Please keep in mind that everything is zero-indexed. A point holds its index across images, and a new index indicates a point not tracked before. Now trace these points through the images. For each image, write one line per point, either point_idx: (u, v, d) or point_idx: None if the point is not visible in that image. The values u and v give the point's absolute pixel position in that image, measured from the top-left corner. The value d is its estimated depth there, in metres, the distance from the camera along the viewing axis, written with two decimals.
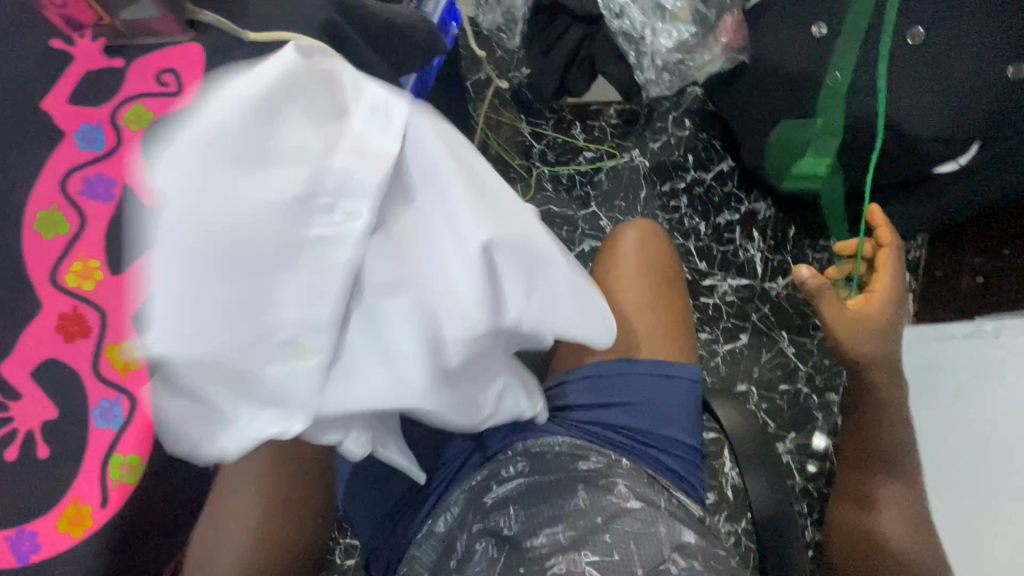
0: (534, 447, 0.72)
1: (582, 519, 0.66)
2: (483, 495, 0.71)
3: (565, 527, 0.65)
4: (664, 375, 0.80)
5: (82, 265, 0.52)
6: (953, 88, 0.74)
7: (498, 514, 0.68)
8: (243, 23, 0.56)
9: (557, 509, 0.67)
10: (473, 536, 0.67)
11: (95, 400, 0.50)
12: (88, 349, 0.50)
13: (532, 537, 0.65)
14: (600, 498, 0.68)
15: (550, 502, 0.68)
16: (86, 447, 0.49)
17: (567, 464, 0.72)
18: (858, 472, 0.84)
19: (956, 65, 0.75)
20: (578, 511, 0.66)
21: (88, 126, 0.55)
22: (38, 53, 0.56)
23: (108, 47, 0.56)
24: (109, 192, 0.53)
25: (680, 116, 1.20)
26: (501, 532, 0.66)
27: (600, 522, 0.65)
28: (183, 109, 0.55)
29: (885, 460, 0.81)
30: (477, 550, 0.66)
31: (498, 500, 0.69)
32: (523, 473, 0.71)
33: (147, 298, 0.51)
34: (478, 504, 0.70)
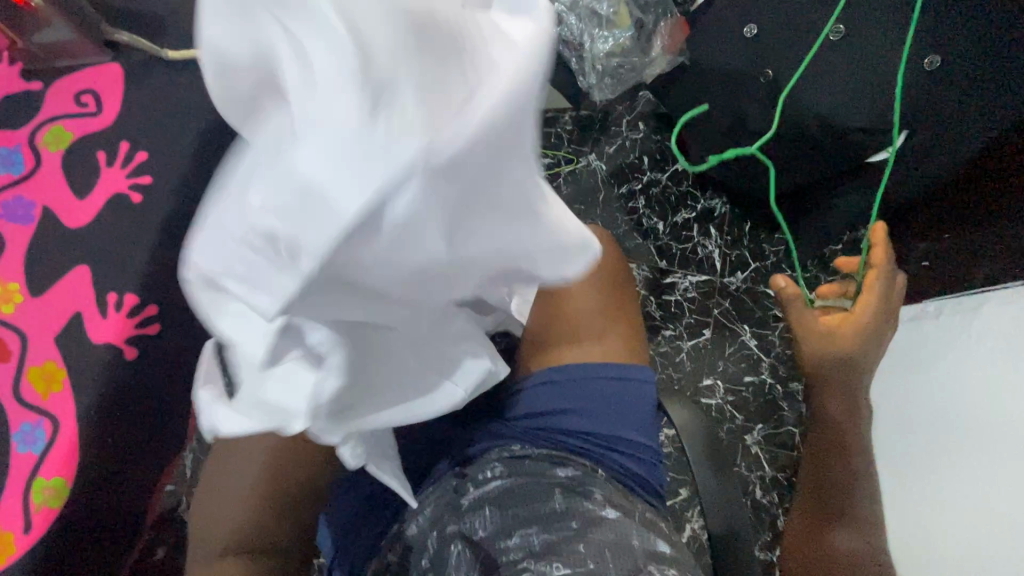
0: (510, 451, 0.69)
1: (556, 523, 0.60)
2: (459, 497, 0.65)
3: (539, 529, 0.60)
4: (632, 379, 0.74)
5: (1, 288, 0.51)
6: (878, 82, 0.72)
7: (474, 516, 0.62)
8: (163, 42, 0.57)
9: (533, 511, 0.62)
10: (447, 538, 0.61)
11: (16, 424, 0.49)
12: (7, 374, 0.49)
13: (507, 539, 0.60)
14: (578, 502, 0.62)
15: (525, 503, 0.63)
16: (8, 472, 0.48)
17: (542, 469, 0.67)
18: (817, 471, 0.73)
19: (883, 55, 0.71)
20: (557, 513, 0.61)
21: (5, 149, 0.54)
22: None
23: (26, 70, 0.56)
24: (28, 214, 0.53)
25: (633, 118, 1.22)
26: (475, 535, 0.61)
27: (575, 529, 0.59)
28: (103, 128, 0.55)
29: (839, 454, 0.71)
30: (456, 552, 0.60)
31: (475, 502, 0.63)
32: (501, 475, 0.66)
33: (69, 318, 0.51)
34: (453, 507, 0.64)
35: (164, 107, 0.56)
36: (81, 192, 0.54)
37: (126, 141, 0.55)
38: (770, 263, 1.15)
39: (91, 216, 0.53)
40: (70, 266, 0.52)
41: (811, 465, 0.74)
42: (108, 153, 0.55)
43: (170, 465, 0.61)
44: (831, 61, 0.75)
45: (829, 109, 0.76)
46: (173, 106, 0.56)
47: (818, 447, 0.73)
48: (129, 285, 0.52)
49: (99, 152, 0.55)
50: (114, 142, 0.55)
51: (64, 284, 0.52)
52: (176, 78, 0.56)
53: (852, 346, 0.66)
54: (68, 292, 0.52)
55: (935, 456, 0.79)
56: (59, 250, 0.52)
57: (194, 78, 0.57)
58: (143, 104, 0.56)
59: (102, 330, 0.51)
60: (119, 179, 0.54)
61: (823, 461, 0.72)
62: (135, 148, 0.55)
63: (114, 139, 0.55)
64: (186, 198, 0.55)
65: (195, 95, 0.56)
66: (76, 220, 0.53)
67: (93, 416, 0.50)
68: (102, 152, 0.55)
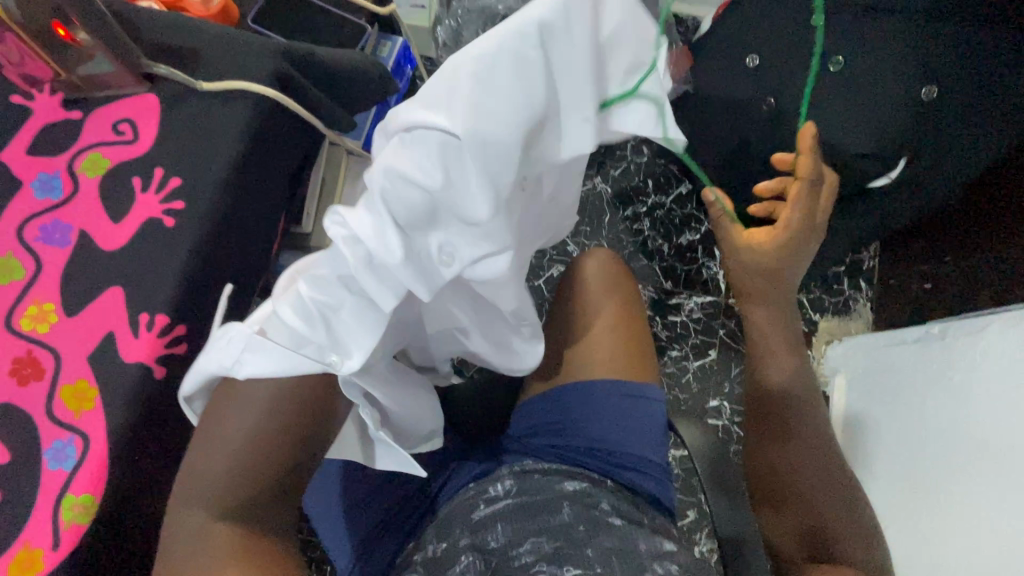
0: (517, 468, 0.71)
1: (564, 533, 0.60)
2: (471, 512, 0.66)
3: (549, 537, 0.60)
4: (636, 390, 0.75)
5: (37, 308, 0.53)
6: (876, 114, 0.75)
7: (484, 527, 0.63)
8: (197, 74, 0.60)
9: (542, 523, 0.62)
10: (458, 549, 0.61)
11: (48, 441, 0.50)
12: (42, 391, 0.51)
13: (517, 547, 0.60)
14: (589, 512, 0.63)
15: (535, 516, 0.63)
16: (38, 489, 0.49)
17: (552, 484, 0.68)
18: (760, 445, 0.72)
19: (882, 87, 0.74)
20: (566, 524, 0.61)
21: (45, 175, 0.57)
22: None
23: (67, 100, 0.59)
24: (66, 237, 0.55)
25: (638, 143, 1.25)
26: (488, 546, 0.61)
27: (582, 537, 0.60)
28: (139, 155, 0.58)
29: (778, 419, 0.71)
30: (464, 564, 0.59)
31: (486, 517, 0.64)
32: (511, 492, 0.67)
33: (103, 338, 0.53)
34: (463, 519, 0.65)
35: (196, 136, 0.58)
36: (116, 216, 0.56)
37: (160, 168, 0.57)
38: None
39: (125, 239, 0.55)
40: (104, 288, 0.54)
41: (771, 440, 0.71)
42: (143, 179, 0.57)
43: None
44: (831, 92, 0.77)
45: (828, 135, 0.78)
46: (205, 135, 0.59)
47: (761, 410, 0.74)
48: (160, 306, 0.54)
49: (134, 178, 0.57)
50: (149, 169, 0.57)
51: (98, 305, 0.54)
52: (209, 108, 0.59)
53: (778, 262, 0.66)
54: (101, 312, 0.53)
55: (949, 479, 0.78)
56: (94, 272, 0.55)
57: (225, 109, 0.59)
58: (177, 134, 0.58)
59: (133, 350, 0.53)
60: (152, 205, 0.56)
61: (790, 449, 0.69)
62: (169, 174, 0.57)
63: (149, 166, 0.57)
64: (215, 222, 0.57)
65: (226, 125, 0.59)
66: (111, 243, 0.55)
67: (122, 435, 0.51)
68: (137, 178, 0.57)
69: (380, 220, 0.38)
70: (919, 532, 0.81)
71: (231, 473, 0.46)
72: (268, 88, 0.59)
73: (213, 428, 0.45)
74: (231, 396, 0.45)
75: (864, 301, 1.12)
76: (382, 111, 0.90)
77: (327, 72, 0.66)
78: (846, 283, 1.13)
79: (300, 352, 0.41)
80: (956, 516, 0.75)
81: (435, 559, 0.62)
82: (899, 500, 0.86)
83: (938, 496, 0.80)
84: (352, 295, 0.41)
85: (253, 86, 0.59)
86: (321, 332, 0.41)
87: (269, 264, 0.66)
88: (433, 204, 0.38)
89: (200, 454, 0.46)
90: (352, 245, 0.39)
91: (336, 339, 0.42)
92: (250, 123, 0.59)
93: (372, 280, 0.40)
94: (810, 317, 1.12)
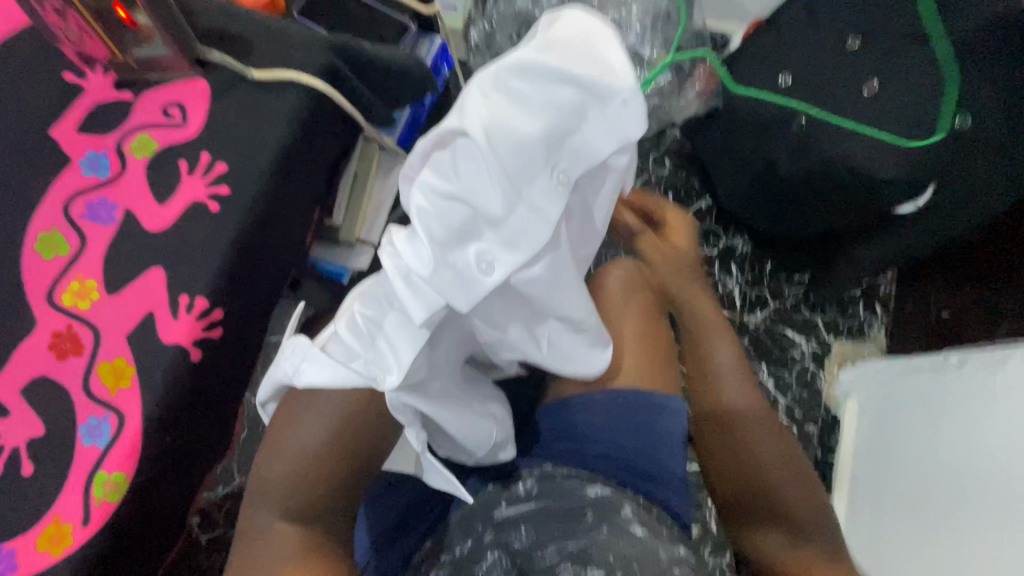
0: (539, 470, 0.70)
1: (589, 536, 0.61)
2: (491, 512, 0.66)
3: (575, 539, 0.61)
4: (657, 403, 0.74)
5: (80, 284, 0.54)
6: (907, 139, 0.74)
7: (508, 527, 0.64)
8: (248, 62, 0.61)
9: (566, 528, 0.62)
10: (484, 545, 0.62)
11: (84, 416, 0.50)
12: (81, 366, 0.52)
13: (542, 549, 0.60)
14: (612, 518, 0.63)
15: (559, 521, 0.63)
16: (72, 463, 0.49)
17: (575, 489, 0.67)
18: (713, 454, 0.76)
19: (907, 112, 0.76)
20: (590, 527, 0.61)
21: (94, 153, 0.57)
22: (48, 83, 0.58)
23: (118, 80, 0.59)
24: (111, 216, 0.56)
25: (660, 156, 1.23)
26: (513, 545, 0.62)
27: (606, 540, 0.60)
28: (187, 138, 0.58)
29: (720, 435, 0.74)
30: (490, 560, 0.61)
31: (508, 517, 0.64)
32: (533, 495, 0.67)
33: (143, 317, 0.53)
34: (484, 517, 0.66)
35: (243, 123, 0.59)
36: (162, 198, 0.57)
37: (207, 152, 0.58)
38: (789, 304, 1.16)
39: (170, 221, 0.56)
40: (146, 268, 0.55)
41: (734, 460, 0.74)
42: (190, 163, 0.58)
43: (213, 466, 0.62)
44: (860, 117, 0.78)
45: (858, 159, 0.78)
46: (253, 122, 0.59)
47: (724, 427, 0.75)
48: (200, 289, 0.54)
49: (181, 161, 0.58)
50: (196, 153, 0.58)
51: (139, 284, 0.54)
52: (257, 96, 0.60)
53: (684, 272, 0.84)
54: (142, 292, 0.54)
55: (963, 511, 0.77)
56: (136, 252, 0.55)
57: (274, 98, 0.60)
58: (225, 120, 0.59)
59: (171, 331, 0.53)
60: (198, 188, 0.57)
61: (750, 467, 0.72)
62: (215, 160, 0.58)
63: (196, 150, 0.58)
64: (256, 211, 0.58)
65: (275, 114, 0.59)
66: (155, 224, 0.56)
67: (158, 415, 0.51)
68: (184, 161, 0.58)
69: (415, 237, 0.39)
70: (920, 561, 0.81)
71: (298, 472, 0.54)
72: (319, 79, 0.60)
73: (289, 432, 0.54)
74: (305, 403, 0.54)
75: (879, 326, 1.13)
76: (416, 109, 0.91)
77: (373, 71, 0.66)
78: (862, 306, 1.14)
79: (347, 365, 0.44)
80: (956, 548, 0.76)
81: (462, 557, 0.63)
82: (903, 528, 0.86)
83: (941, 527, 0.80)
84: (393, 308, 0.44)
85: (305, 78, 0.60)
86: (370, 346, 0.44)
87: (302, 255, 0.67)
88: (468, 219, 0.39)
89: (276, 455, 0.55)
90: (392, 260, 0.41)
91: (380, 352, 0.44)
92: (297, 114, 0.60)
93: (408, 293, 0.41)
94: (823, 338, 1.14)
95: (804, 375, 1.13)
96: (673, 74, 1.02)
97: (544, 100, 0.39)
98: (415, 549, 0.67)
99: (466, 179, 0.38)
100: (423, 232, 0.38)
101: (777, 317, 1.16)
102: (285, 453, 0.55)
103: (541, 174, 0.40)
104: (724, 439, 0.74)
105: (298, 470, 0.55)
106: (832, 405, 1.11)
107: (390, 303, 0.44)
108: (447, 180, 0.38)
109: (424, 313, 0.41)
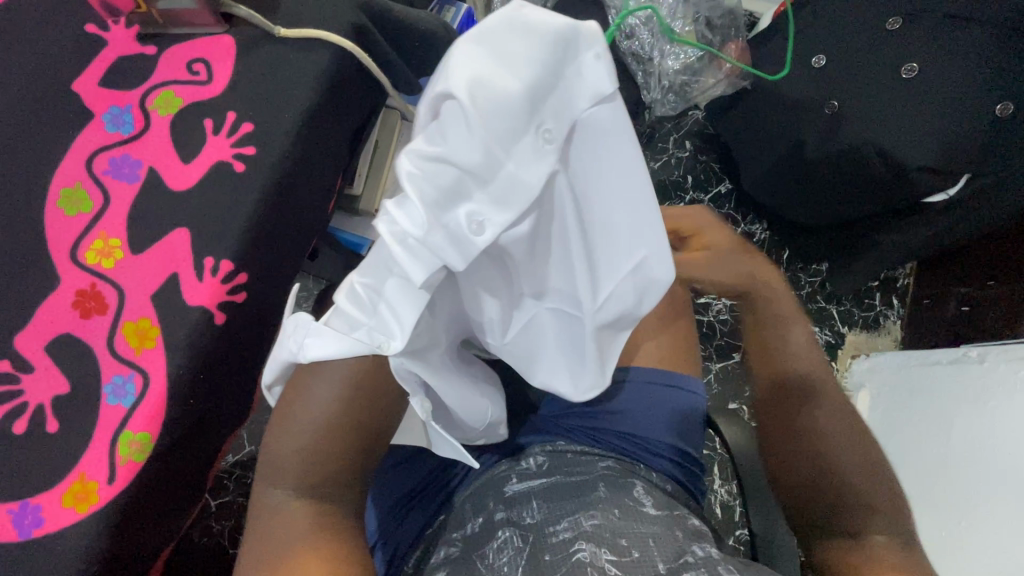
0: (552, 446, 0.70)
1: (603, 512, 0.58)
2: (503, 487, 0.65)
3: (587, 515, 0.58)
4: (663, 377, 0.74)
5: (104, 243, 0.53)
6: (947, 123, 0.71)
7: (519, 504, 0.62)
8: (274, 19, 0.58)
9: (578, 503, 0.60)
10: (495, 525, 0.60)
11: (108, 376, 0.50)
12: (105, 325, 0.51)
13: (555, 525, 0.58)
14: (626, 496, 0.62)
15: (571, 497, 0.61)
16: (96, 422, 0.49)
17: (587, 464, 0.67)
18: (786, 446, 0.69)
19: (954, 95, 0.71)
20: (602, 502, 0.60)
21: (116, 109, 0.56)
22: (69, 34, 0.56)
23: (141, 34, 0.58)
24: (134, 173, 0.54)
25: (681, 137, 1.19)
26: (523, 521, 0.59)
27: (619, 520, 0.57)
28: (211, 97, 0.57)
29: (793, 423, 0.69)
30: (503, 538, 0.57)
31: (519, 492, 0.64)
32: (545, 470, 0.66)
33: (167, 278, 0.52)
34: (496, 493, 0.65)
35: (269, 83, 0.57)
36: (185, 157, 0.55)
37: (232, 112, 0.56)
38: (805, 293, 1.13)
39: (194, 181, 0.55)
40: (169, 228, 0.53)
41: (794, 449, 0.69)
42: (215, 122, 0.56)
43: (232, 432, 0.61)
44: (898, 101, 0.74)
45: (891, 144, 0.75)
46: (279, 82, 0.57)
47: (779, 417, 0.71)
48: (224, 252, 0.53)
49: (205, 120, 0.56)
50: (221, 112, 0.56)
51: (163, 244, 0.53)
52: (284, 55, 0.58)
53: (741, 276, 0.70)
54: (166, 252, 0.53)
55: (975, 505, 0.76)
56: (159, 212, 0.54)
57: (301, 57, 0.58)
58: (250, 79, 0.57)
59: (195, 293, 0.52)
60: (222, 149, 0.55)
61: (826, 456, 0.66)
62: (240, 120, 0.56)
63: (221, 109, 0.56)
64: (281, 174, 0.57)
65: (301, 75, 0.57)
66: (179, 184, 0.55)
67: (181, 377, 0.51)
68: (208, 119, 0.56)
69: (407, 209, 0.34)
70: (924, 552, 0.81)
71: (309, 447, 0.50)
72: (347, 39, 0.58)
73: (296, 405, 0.49)
74: (310, 375, 0.48)
75: (894, 319, 1.12)
76: None
77: (402, 35, 0.65)
78: (878, 297, 1.12)
79: (353, 335, 0.39)
80: (967, 542, 0.75)
81: (472, 533, 0.60)
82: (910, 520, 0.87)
83: (947, 518, 0.80)
84: (394, 274, 0.38)
85: (333, 37, 0.57)
86: (372, 314, 0.39)
87: (323, 224, 0.66)
88: (457, 183, 0.35)
89: (283, 429, 0.50)
90: (387, 228, 0.35)
91: (383, 319, 0.39)
92: (324, 75, 0.58)
93: (405, 259, 0.36)
94: (838, 330, 1.12)
95: None
96: (704, 51, 0.98)
97: (526, 54, 0.34)
98: (427, 523, 0.67)
99: (450, 140, 0.34)
100: (416, 197, 0.33)
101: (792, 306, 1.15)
102: (295, 427, 0.50)
103: (528, 134, 0.36)
104: (787, 426, 0.70)
105: (308, 444, 0.50)
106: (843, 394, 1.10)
107: (390, 268, 0.38)
108: (433, 145, 0.34)
109: (422, 274, 0.36)
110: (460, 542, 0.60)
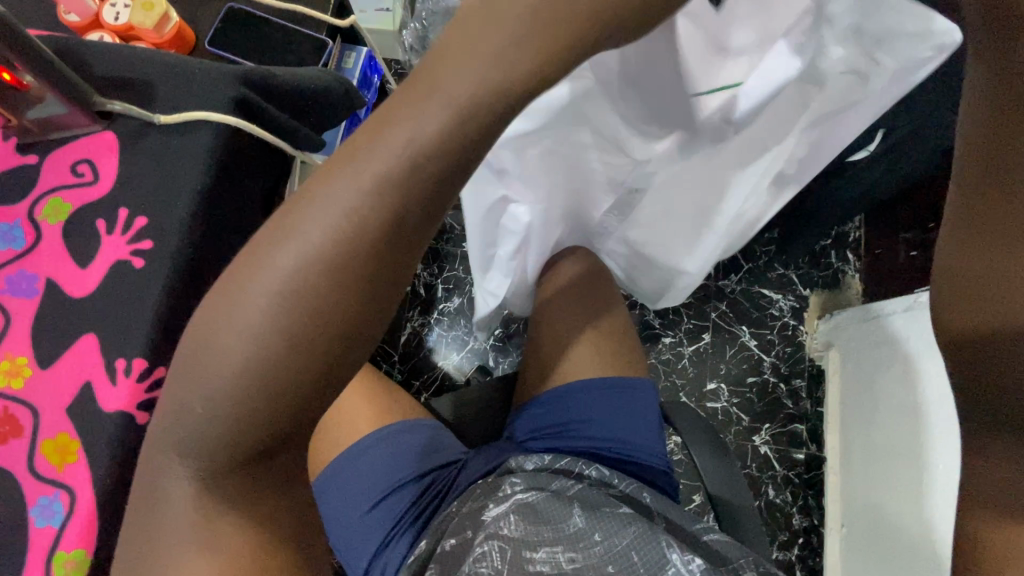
0: (529, 466, 0.70)
1: (579, 538, 0.59)
2: (480, 514, 0.63)
3: (566, 545, 0.58)
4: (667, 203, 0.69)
5: (11, 363, 0.57)
6: None
7: (498, 519, 0.61)
8: (152, 108, 0.64)
9: (557, 527, 0.60)
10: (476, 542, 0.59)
11: (35, 499, 0.54)
12: (23, 447, 0.55)
13: (532, 550, 0.57)
14: (601, 506, 0.63)
15: (547, 520, 0.61)
16: (28, 548, 0.53)
17: (561, 481, 0.67)
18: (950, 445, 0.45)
19: None
20: (578, 526, 0.60)
21: (6, 225, 0.61)
22: None
23: (20, 145, 0.64)
24: (32, 287, 0.59)
25: None
26: (501, 532, 0.59)
27: (597, 539, 0.59)
28: (99, 195, 0.62)
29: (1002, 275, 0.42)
30: (482, 552, 0.57)
31: (495, 515, 0.62)
32: (519, 489, 0.65)
33: (81, 387, 0.57)
34: (474, 521, 0.63)
35: (156, 169, 0.63)
36: (83, 263, 0.60)
37: (123, 208, 0.62)
38: (762, 264, 1.17)
39: (92, 284, 0.60)
40: (78, 335, 0.58)
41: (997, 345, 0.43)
42: (108, 220, 0.62)
43: None
44: None
45: None
46: (164, 167, 0.63)
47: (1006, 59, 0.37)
48: (135, 351, 0.58)
49: (98, 220, 0.62)
50: (113, 210, 0.62)
51: (74, 353, 0.58)
52: (166, 139, 0.64)
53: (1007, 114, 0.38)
54: (79, 361, 0.57)
55: (879, 451, 0.93)
56: (67, 321, 0.59)
57: (185, 140, 0.63)
58: (134, 170, 0.63)
59: (114, 399, 0.56)
60: (117, 246, 0.61)
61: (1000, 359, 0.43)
62: (132, 214, 0.62)
63: (115, 207, 0.62)
64: (185, 256, 0.61)
65: (187, 155, 0.63)
66: (80, 289, 0.60)
67: (106, 487, 0.54)
68: (101, 220, 0.62)
69: None
70: (898, 487, 0.86)
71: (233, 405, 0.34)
72: (228, 115, 0.64)
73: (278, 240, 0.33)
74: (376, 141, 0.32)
75: (852, 273, 1.14)
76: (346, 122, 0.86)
77: (277, 88, 0.69)
78: (833, 255, 1.16)
79: None
80: (892, 480, 0.88)
81: (449, 554, 0.59)
82: (889, 464, 0.90)
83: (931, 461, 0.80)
84: None
85: (211, 116, 0.63)
86: None
87: None
88: None
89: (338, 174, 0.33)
90: None
91: None
92: (211, 152, 0.63)
93: None
94: (800, 293, 1.15)
95: (785, 331, 1.15)
96: None
97: None
98: (411, 549, 0.68)
99: None
100: None
101: (750, 278, 1.17)
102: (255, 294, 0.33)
103: None
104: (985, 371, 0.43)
105: (239, 379, 0.34)
106: (815, 355, 1.13)
107: None
108: None
109: None
110: (438, 563, 0.59)
